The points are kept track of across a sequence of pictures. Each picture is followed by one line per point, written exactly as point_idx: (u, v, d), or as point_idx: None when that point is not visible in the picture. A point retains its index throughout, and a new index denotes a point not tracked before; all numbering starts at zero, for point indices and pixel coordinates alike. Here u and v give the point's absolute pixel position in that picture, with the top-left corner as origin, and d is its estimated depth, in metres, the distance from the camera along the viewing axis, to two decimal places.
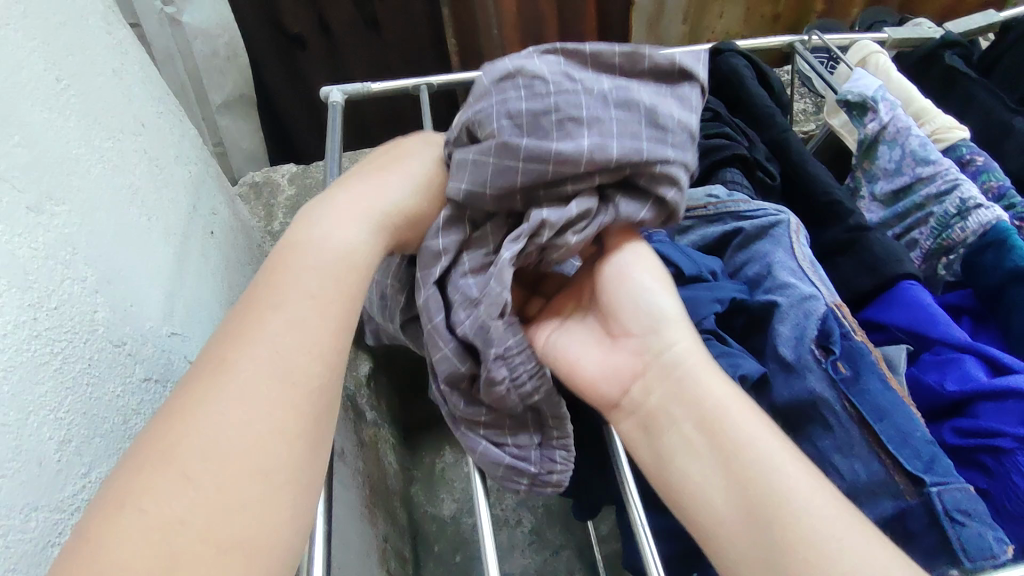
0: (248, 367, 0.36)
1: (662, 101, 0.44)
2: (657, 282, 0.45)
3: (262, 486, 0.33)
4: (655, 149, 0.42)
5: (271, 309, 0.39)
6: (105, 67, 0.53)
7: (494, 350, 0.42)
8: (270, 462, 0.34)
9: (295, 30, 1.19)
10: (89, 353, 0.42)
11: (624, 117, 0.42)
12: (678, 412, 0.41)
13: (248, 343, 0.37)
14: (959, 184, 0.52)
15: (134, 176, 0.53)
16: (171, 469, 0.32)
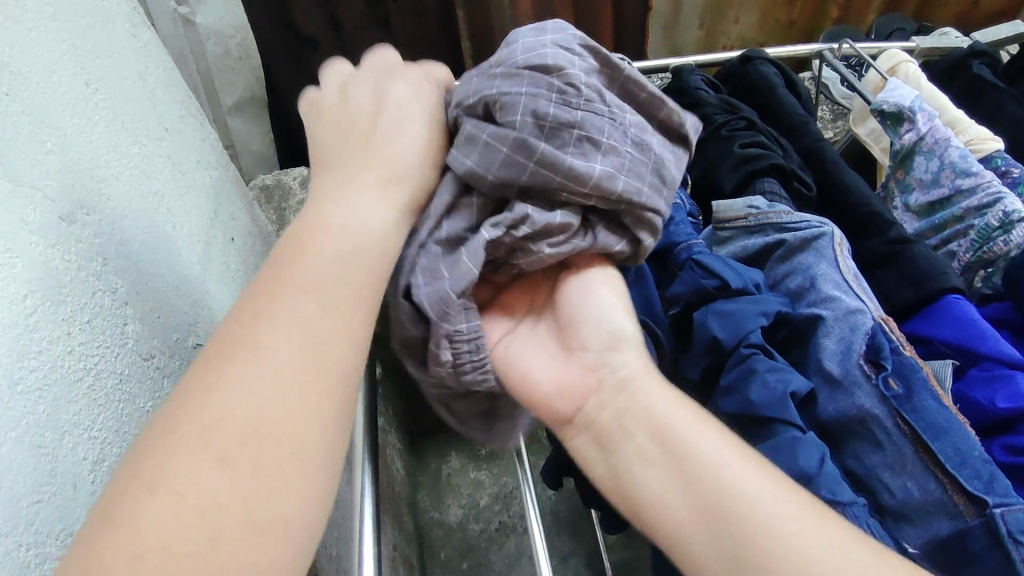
0: (280, 350, 0.34)
1: (666, 152, 0.44)
2: (617, 300, 0.44)
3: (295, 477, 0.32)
4: (648, 197, 0.42)
5: (296, 288, 0.36)
6: (131, 71, 0.52)
7: (445, 327, 0.42)
8: (304, 446, 0.32)
9: (308, 32, 1.15)
10: (120, 368, 0.41)
11: (638, 153, 0.42)
12: (631, 424, 0.40)
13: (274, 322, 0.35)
14: (1000, 197, 0.52)
15: (161, 183, 0.52)
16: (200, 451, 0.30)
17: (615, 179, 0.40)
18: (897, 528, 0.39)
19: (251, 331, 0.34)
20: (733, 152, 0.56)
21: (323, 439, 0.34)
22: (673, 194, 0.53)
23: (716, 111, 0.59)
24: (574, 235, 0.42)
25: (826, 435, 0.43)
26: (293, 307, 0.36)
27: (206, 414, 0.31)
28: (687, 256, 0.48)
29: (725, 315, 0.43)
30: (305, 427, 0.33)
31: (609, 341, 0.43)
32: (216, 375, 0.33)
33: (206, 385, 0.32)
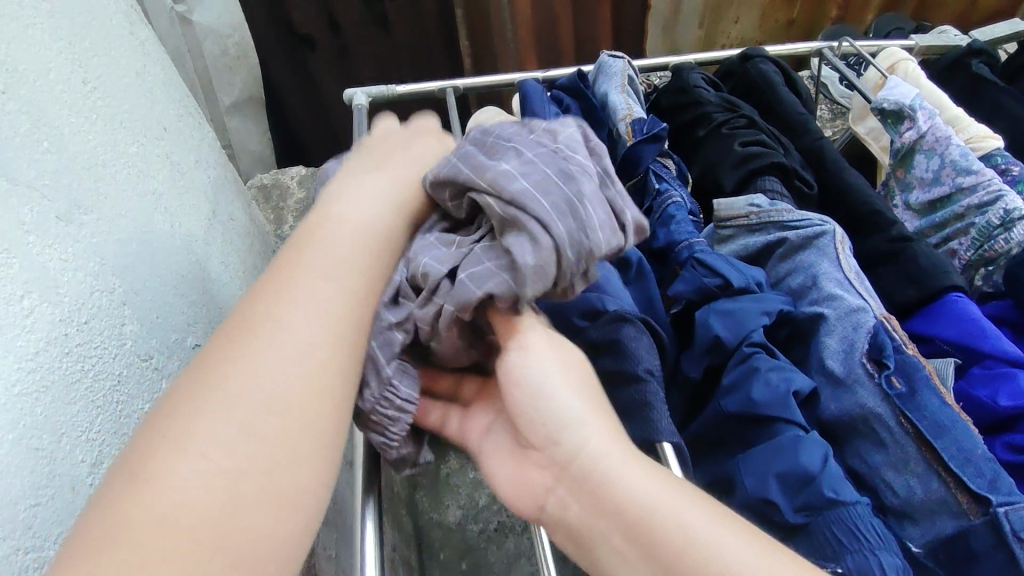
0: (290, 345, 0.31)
1: (598, 210, 0.34)
2: (554, 371, 0.34)
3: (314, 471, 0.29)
4: (542, 240, 0.32)
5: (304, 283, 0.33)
6: (129, 70, 0.52)
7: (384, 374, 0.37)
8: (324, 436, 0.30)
9: (305, 30, 1.16)
10: (118, 369, 0.41)
11: (560, 205, 0.33)
12: (602, 525, 0.31)
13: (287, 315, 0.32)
14: (1002, 195, 0.52)
15: (158, 181, 0.51)
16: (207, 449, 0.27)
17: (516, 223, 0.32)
18: (900, 527, 0.39)
19: (264, 322, 0.31)
20: (734, 151, 0.56)
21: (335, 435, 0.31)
22: (674, 193, 0.53)
23: (716, 110, 0.59)
24: (440, 286, 0.35)
25: (828, 435, 0.43)
26: (304, 297, 0.33)
27: (221, 409, 0.28)
28: (688, 255, 0.48)
29: (727, 314, 0.43)
30: (316, 421, 0.30)
31: (553, 432, 0.33)
32: (226, 372, 0.30)
33: (206, 384, 0.29)
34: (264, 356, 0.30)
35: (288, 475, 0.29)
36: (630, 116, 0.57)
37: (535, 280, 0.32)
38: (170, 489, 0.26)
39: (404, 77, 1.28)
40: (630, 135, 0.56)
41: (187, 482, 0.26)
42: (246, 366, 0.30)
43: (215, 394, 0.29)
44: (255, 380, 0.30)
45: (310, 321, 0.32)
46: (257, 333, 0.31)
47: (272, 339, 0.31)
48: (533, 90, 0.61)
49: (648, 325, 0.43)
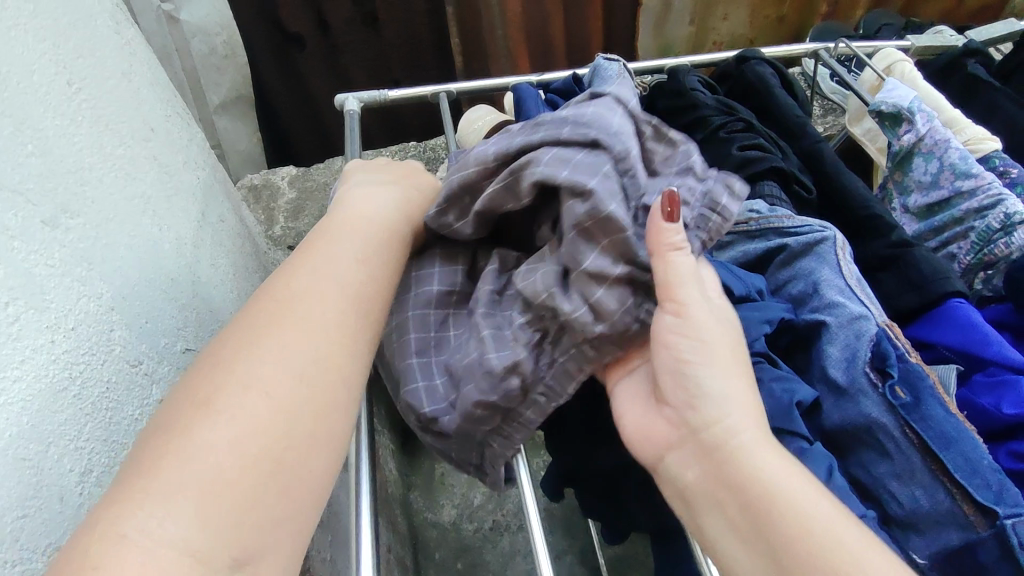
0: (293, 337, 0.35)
1: (583, 110, 0.41)
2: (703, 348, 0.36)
3: (309, 458, 0.32)
4: (575, 163, 0.38)
5: (307, 281, 0.38)
6: (115, 70, 0.50)
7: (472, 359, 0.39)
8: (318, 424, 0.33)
9: (295, 29, 1.15)
10: (107, 374, 0.39)
11: (571, 134, 0.39)
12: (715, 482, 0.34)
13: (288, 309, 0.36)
14: (1002, 199, 0.51)
15: (146, 185, 0.50)
16: (216, 425, 0.31)
17: (538, 180, 0.38)
18: (905, 538, 0.39)
19: (312, 292, 0.37)
20: (732, 155, 0.55)
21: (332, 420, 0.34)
22: None
23: (714, 113, 0.59)
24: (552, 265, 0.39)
25: (831, 443, 0.43)
26: (312, 293, 0.37)
27: (235, 390, 0.32)
28: None
29: None
30: (313, 409, 0.33)
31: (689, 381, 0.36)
32: (284, 328, 0.35)
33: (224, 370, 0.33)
34: (318, 322, 0.36)
35: (324, 424, 0.34)
36: None
37: (604, 188, 0.37)
38: (233, 420, 0.31)
39: (396, 77, 1.27)
40: None
41: (247, 416, 0.31)
42: (304, 323, 0.36)
43: (275, 345, 0.34)
44: (310, 340, 0.35)
45: (350, 297, 0.38)
46: (305, 299, 0.37)
47: (322, 304, 0.37)
48: (528, 94, 0.60)
49: None
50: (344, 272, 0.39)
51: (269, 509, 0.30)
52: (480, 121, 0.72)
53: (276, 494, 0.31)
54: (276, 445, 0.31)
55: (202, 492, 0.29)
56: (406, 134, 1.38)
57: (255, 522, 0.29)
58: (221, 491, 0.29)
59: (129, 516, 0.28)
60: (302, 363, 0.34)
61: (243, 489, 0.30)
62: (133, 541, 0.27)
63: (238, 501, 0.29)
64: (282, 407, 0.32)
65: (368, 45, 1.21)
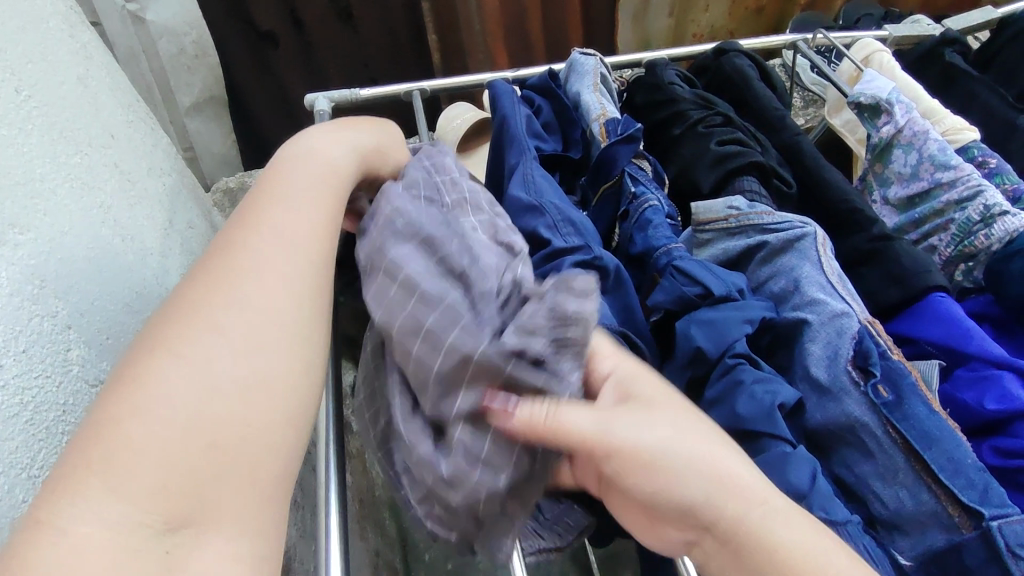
0: (246, 297, 0.32)
1: (423, 279, 0.35)
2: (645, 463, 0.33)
3: (258, 422, 0.29)
4: (393, 261, 0.36)
5: (262, 241, 0.35)
6: (69, 74, 0.48)
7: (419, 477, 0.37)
8: (270, 384, 0.30)
9: (267, 27, 1.12)
10: (64, 397, 0.38)
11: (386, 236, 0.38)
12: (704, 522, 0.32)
13: (238, 270, 0.33)
14: (981, 190, 0.51)
15: (107, 194, 0.48)
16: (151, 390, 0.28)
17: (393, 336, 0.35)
18: (890, 539, 0.38)
19: (231, 250, 0.34)
20: (711, 150, 0.54)
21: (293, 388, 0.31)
22: (651, 196, 0.51)
23: (692, 107, 0.58)
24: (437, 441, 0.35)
25: (813, 442, 0.42)
26: (266, 253, 0.34)
27: (174, 354, 0.29)
28: (666, 262, 0.46)
29: (709, 324, 0.41)
30: (267, 376, 0.31)
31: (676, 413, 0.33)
32: (199, 294, 0.32)
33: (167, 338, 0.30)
34: (235, 274, 0.33)
35: (258, 372, 0.30)
36: (605, 115, 0.56)
37: (421, 304, 0.35)
38: (148, 386, 0.28)
39: (372, 75, 1.25)
40: (603, 135, 0.55)
41: (182, 387, 0.28)
42: (221, 280, 0.33)
43: (186, 310, 0.31)
44: (225, 295, 0.32)
45: (272, 248, 0.35)
46: (233, 271, 0.33)
47: (240, 258, 0.34)
48: (503, 90, 0.58)
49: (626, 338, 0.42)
50: (265, 228, 0.36)
51: (203, 468, 0.27)
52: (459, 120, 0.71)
53: (205, 450, 0.27)
54: (200, 400, 0.28)
55: (120, 463, 0.26)
56: None
57: (189, 493, 0.26)
58: (148, 463, 0.26)
59: (49, 507, 0.25)
60: (220, 318, 0.31)
61: (165, 455, 0.27)
62: (54, 526, 0.24)
63: (161, 466, 0.26)
64: (200, 364, 0.29)
65: (344, 43, 1.18)
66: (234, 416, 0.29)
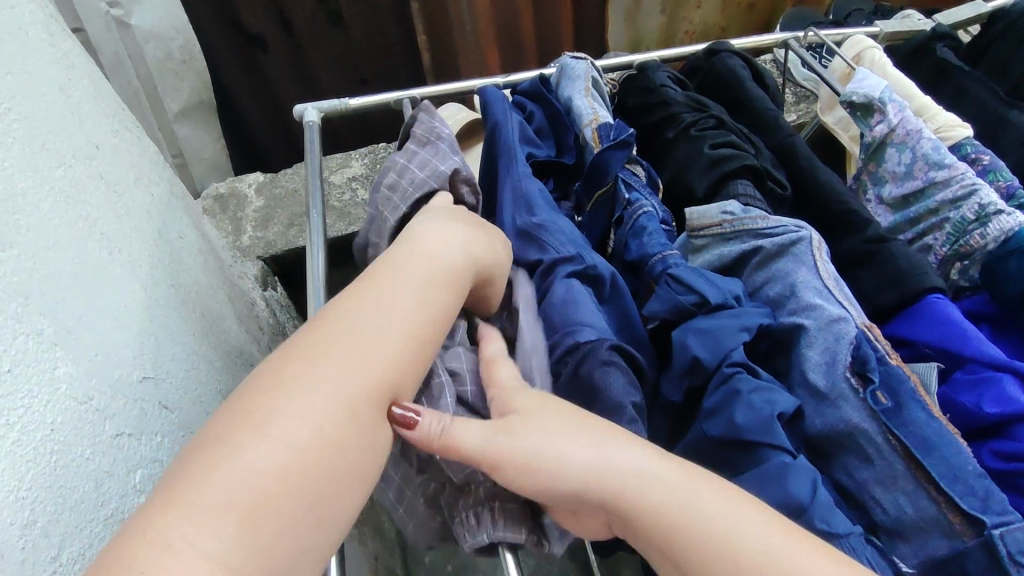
0: (355, 364, 0.34)
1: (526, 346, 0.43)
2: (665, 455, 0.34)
3: (336, 488, 0.31)
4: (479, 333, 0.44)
5: (378, 305, 0.37)
6: (52, 85, 0.46)
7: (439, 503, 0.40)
8: (352, 451, 0.32)
9: (255, 29, 1.10)
10: (51, 416, 0.36)
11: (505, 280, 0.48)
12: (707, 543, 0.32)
13: (357, 333, 0.35)
14: (975, 189, 0.51)
15: (92, 206, 0.46)
16: (260, 437, 0.30)
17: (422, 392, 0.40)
18: (891, 546, 0.38)
19: (350, 312, 0.36)
20: (704, 153, 0.54)
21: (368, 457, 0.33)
22: (645, 202, 0.51)
23: (685, 109, 0.57)
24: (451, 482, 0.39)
25: (813, 449, 0.42)
26: (385, 319, 0.36)
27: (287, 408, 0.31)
28: (662, 269, 0.46)
29: (705, 333, 0.41)
30: (352, 447, 0.32)
31: None
32: (320, 353, 0.34)
33: (283, 389, 0.32)
34: (356, 338, 0.35)
35: (363, 441, 0.32)
36: (597, 120, 0.55)
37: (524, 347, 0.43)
38: (271, 436, 0.30)
39: (361, 77, 1.24)
40: (596, 141, 0.54)
41: (285, 443, 0.30)
42: (345, 349, 0.34)
43: (314, 365, 0.33)
44: (344, 359, 0.34)
45: (389, 315, 0.36)
46: (353, 332, 0.35)
47: (371, 322, 0.36)
48: (495, 95, 0.58)
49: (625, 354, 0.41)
50: (387, 294, 0.37)
51: (303, 521, 0.29)
52: (451, 121, 0.71)
53: (311, 509, 0.30)
54: (313, 462, 0.30)
55: (237, 507, 0.28)
56: (375, 136, 1.33)
57: (268, 538, 0.28)
58: (239, 505, 0.28)
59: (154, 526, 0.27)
60: (342, 384, 0.33)
61: (277, 510, 0.29)
62: (172, 549, 0.26)
63: (275, 521, 0.28)
64: (319, 425, 0.31)
65: (332, 45, 1.17)
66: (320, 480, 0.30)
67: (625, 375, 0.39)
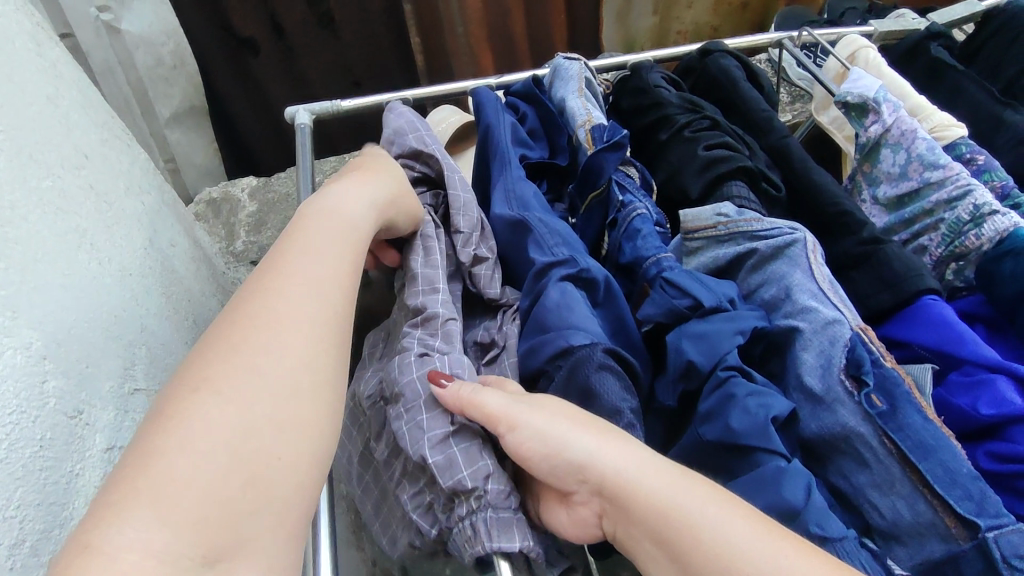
0: (269, 335, 0.34)
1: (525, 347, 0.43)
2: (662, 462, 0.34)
3: (282, 452, 0.31)
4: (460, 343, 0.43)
5: (283, 280, 0.36)
6: (38, 95, 0.45)
7: (422, 517, 0.39)
8: (289, 412, 0.32)
9: (246, 33, 1.09)
10: (40, 432, 0.36)
11: (477, 252, 0.49)
12: None
13: (263, 308, 0.35)
14: (971, 190, 0.50)
15: (81, 216, 0.46)
16: (185, 423, 0.30)
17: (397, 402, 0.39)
18: (888, 549, 0.38)
19: (257, 294, 0.36)
20: (698, 155, 0.53)
21: (312, 421, 0.33)
22: (639, 204, 0.51)
23: (679, 111, 0.57)
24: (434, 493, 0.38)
25: (808, 452, 0.42)
26: (290, 291, 0.36)
27: (202, 393, 0.31)
28: (656, 272, 0.46)
29: (700, 338, 0.41)
30: (295, 414, 0.32)
31: None
32: (231, 335, 0.33)
33: (201, 377, 0.31)
34: (264, 314, 0.34)
35: (289, 410, 0.32)
36: (590, 121, 0.55)
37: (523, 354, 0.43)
38: (194, 421, 0.30)
39: (355, 79, 1.23)
40: (590, 143, 0.54)
41: (212, 423, 0.30)
42: (253, 324, 0.34)
43: (222, 350, 0.33)
44: (251, 336, 0.33)
45: (297, 289, 0.36)
46: (257, 311, 0.35)
47: (273, 299, 0.35)
48: (488, 98, 0.58)
49: (618, 355, 0.40)
50: (294, 272, 0.37)
51: (237, 500, 0.28)
52: (445, 124, 0.71)
53: (243, 486, 0.29)
54: (238, 436, 0.30)
55: (165, 494, 0.27)
56: (370, 137, 1.33)
57: (220, 520, 0.28)
58: (182, 490, 0.28)
59: (95, 532, 0.26)
60: (254, 356, 0.33)
61: (203, 492, 0.28)
62: (103, 553, 0.25)
63: (203, 500, 0.28)
64: (235, 401, 0.31)
65: (325, 47, 1.16)
66: (260, 448, 0.30)
67: (619, 379, 0.39)
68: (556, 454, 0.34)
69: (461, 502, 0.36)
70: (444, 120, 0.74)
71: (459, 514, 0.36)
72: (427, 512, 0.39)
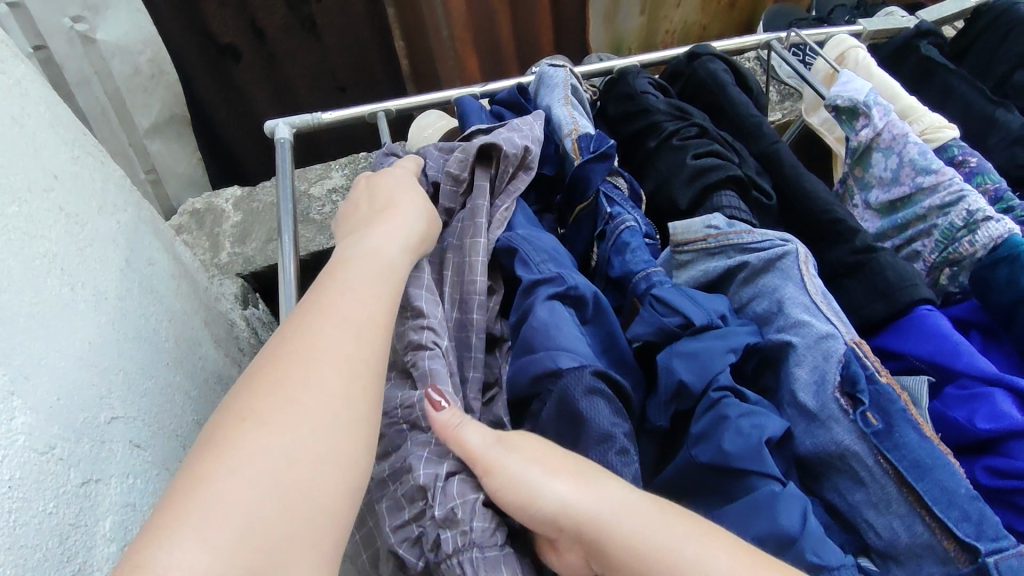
0: (313, 365, 0.33)
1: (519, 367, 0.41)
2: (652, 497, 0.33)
3: (321, 480, 0.30)
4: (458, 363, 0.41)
5: (324, 310, 0.36)
6: (2, 115, 0.44)
7: (403, 546, 0.37)
8: (328, 442, 0.31)
9: (226, 39, 1.08)
10: (9, 472, 0.34)
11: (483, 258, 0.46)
12: None
13: (307, 337, 0.35)
14: (964, 195, 0.49)
15: (51, 241, 0.44)
16: (233, 451, 0.30)
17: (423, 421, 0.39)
18: (886, 568, 0.37)
19: (300, 327, 0.35)
20: (686, 164, 0.52)
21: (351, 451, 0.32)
22: (628, 216, 0.49)
23: (667, 118, 0.56)
24: (420, 523, 0.37)
25: (803, 469, 0.41)
26: (331, 318, 0.36)
27: (251, 421, 0.31)
28: (646, 287, 0.45)
29: (691, 356, 0.40)
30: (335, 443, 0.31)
31: None
32: (276, 367, 0.33)
33: (249, 407, 0.31)
34: (309, 343, 0.34)
35: (329, 437, 0.31)
36: (576, 130, 0.54)
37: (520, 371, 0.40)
38: (242, 449, 0.30)
39: (339, 84, 1.21)
40: (576, 153, 0.53)
41: (257, 452, 0.30)
42: (298, 355, 0.34)
43: (262, 384, 0.32)
44: (293, 371, 0.33)
45: (335, 323, 0.35)
46: (301, 339, 0.35)
47: (315, 328, 0.35)
48: (472, 108, 0.58)
49: (604, 375, 0.39)
50: (329, 307, 0.36)
51: (279, 525, 0.28)
52: (429, 131, 0.69)
53: (282, 509, 0.29)
54: (278, 464, 0.30)
55: (208, 517, 0.27)
56: (357, 142, 1.31)
57: (263, 543, 0.27)
58: (226, 517, 0.27)
59: (144, 552, 0.26)
60: (296, 386, 0.32)
61: (248, 516, 0.28)
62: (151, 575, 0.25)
63: (245, 525, 0.28)
64: (280, 430, 0.31)
65: (307, 51, 1.14)
66: (301, 476, 0.30)
67: (610, 404, 0.38)
68: (543, 484, 0.33)
69: (449, 535, 0.35)
70: (430, 127, 0.72)
71: (449, 543, 0.35)
72: (410, 540, 0.37)
